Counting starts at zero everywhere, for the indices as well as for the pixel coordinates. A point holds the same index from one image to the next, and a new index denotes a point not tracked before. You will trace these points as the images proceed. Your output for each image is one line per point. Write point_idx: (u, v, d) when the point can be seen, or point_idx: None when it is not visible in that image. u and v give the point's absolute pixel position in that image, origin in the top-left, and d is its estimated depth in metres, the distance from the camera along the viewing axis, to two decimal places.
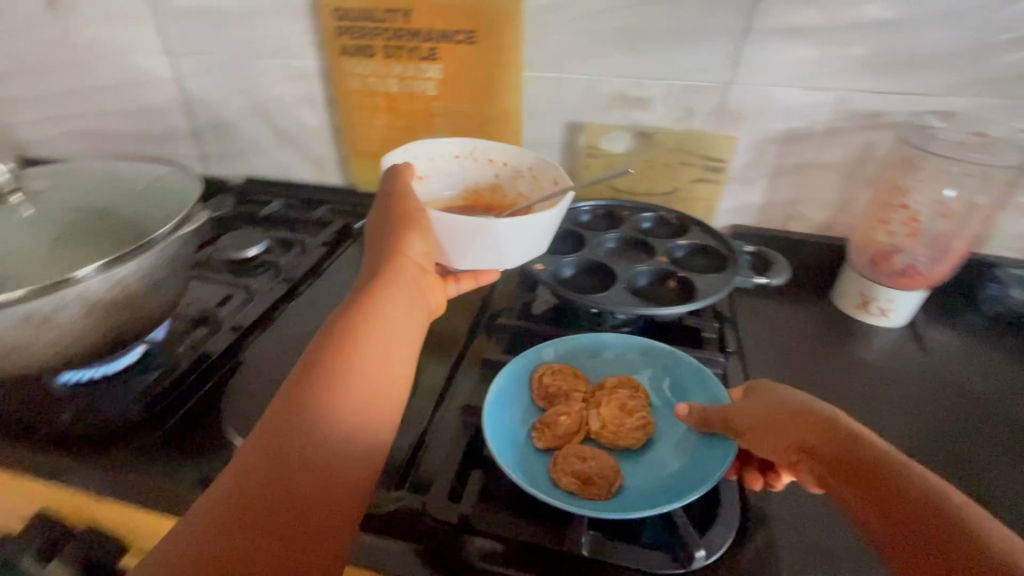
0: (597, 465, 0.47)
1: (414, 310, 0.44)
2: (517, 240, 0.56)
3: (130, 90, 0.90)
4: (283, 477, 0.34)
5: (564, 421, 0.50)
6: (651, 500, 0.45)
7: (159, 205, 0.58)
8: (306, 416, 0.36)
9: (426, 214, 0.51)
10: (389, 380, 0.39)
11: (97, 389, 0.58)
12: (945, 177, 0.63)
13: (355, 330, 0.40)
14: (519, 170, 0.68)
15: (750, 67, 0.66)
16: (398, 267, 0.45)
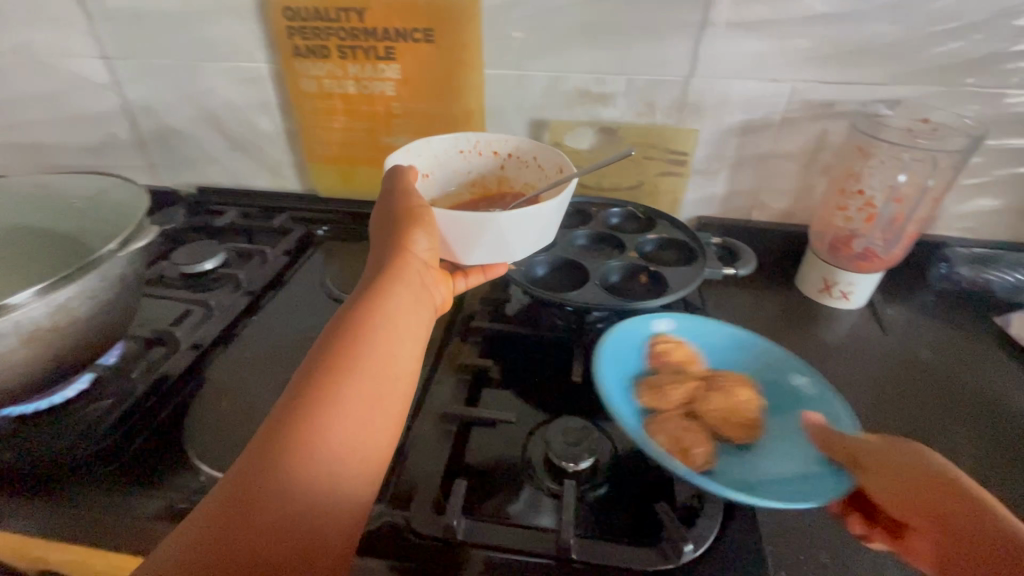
0: (695, 436, 0.48)
1: (415, 325, 0.44)
2: (523, 230, 0.56)
3: (64, 98, 0.84)
4: (279, 492, 0.33)
5: (673, 393, 0.51)
6: (741, 483, 0.45)
7: (102, 221, 0.54)
8: (308, 423, 0.35)
9: (432, 223, 0.51)
10: (395, 375, 0.40)
11: (44, 422, 0.54)
12: (898, 163, 0.65)
13: (359, 341, 0.40)
14: (524, 159, 0.67)
15: (708, 61, 0.67)
16: (400, 278, 0.45)
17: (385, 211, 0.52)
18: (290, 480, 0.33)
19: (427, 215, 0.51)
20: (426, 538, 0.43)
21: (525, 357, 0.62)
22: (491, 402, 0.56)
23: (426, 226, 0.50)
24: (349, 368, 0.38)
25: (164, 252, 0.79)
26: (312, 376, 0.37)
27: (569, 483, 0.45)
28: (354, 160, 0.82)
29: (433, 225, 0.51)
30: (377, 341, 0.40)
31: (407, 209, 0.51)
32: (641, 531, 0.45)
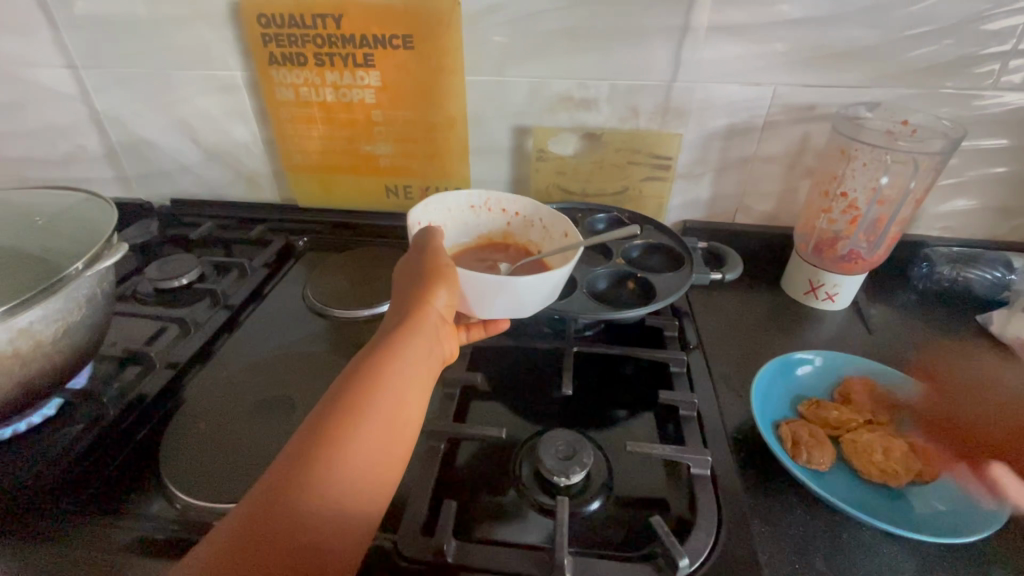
0: (817, 445, 0.50)
1: (421, 390, 0.42)
2: (533, 294, 0.52)
3: (29, 109, 0.81)
4: (284, 531, 0.33)
5: (835, 414, 0.53)
6: (842, 496, 0.47)
7: (69, 239, 0.52)
8: (297, 498, 0.34)
9: (452, 276, 0.49)
10: (406, 424, 0.40)
11: (9, 451, 0.51)
12: (882, 167, 0.65)
13: (361, 410, 0.38)
14: (534, 221, 0.63)
15: (691, 66, 0.66)
16: (409, 337, 0.43)
17: (411, 255, 0.51)
18: (277, 543, 0.33)
19: (447, 268, 0.49)
20: (415, 562, 0.41)
21: (513, 367, 0.61)
22: (479, 416, 0.55)
23: (444, 281, 0.47)
24: (352, 424, 0.37)
25: (137, 266, 0.77)
26: (308, 444, 0.36)
27: (563, 500, 0.44)
28: (334, 169, 0.80)
29: (452, 278, 0.48)
30: (380, 411, 0.38)
31: (429, 257, 0.49)
32: (636, 545, 0.44)
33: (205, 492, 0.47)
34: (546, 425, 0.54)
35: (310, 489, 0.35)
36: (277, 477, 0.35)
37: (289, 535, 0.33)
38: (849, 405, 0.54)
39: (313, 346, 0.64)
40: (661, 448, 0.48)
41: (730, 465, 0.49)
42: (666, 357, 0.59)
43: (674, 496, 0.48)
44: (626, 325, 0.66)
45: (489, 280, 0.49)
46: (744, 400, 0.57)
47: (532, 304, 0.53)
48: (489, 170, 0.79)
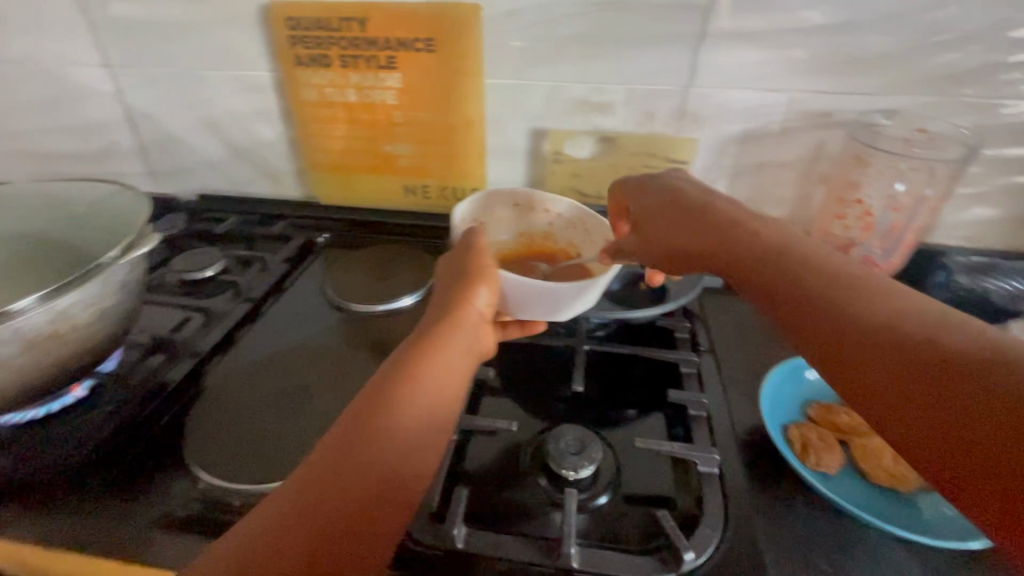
0: (824, 448, 0.50)
1: (456, 386, 0.43)
2: (571, 302, 0.52)
3: (66, 106, 0.84)
4: (325, 512, 0.36)
5: (845, 417, 0.53)
6: (848, 499, 0.48)
7: (104, 228, 0.54)
8: (338, 482, 0.36)
9: (492, 275, 0.48)
10: (440, 417, 0.41)
11: (42, 430, 0.53)
12: (897, 173, 0.67)
13: (394, 401, 0.39)
14: (574, 222, 0.63)
15: (706, 71, 0.67)
16: (446, 334, 0.44)
17: (452, 250, 0.51)
18: (318, 523, 0.35)
19: (489, 265, 0.48)
20: (424, 547, 0.42)
21: (525, 364, 0.62)
22: (490, 410, 0.57)
23: (485, 279, 0.47)
24: (390, 415, 0.39)
25: (164, 258, 0.80)
26: (347, 432, 0.38)
27: (570, 492, 0.45)
28: (355, 168, 0.82)
29: (493, 276, 0.48)
30: (413, 404, 0.40)
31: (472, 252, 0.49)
32: (640, 539, 0.45)
33: (225, 474, 0.49)
34: (556, 421, 0.55)
35: (347, 473, 0.37)
36: (322, 462, 0.37)
37: (326, 515, 0.35)
38: None
39: (330, 339, 0.66)
40: (668, 446, 0.49)
41: (737, 465, 0.50)
42: (676, 358, 0.59)
43: (680, 494, 0.48)
44: (636, 326, 0.67)
45: (531, 287, 0.49)
46: (754, 402, 0.57)
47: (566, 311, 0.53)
48: (506, 171, 0.80)
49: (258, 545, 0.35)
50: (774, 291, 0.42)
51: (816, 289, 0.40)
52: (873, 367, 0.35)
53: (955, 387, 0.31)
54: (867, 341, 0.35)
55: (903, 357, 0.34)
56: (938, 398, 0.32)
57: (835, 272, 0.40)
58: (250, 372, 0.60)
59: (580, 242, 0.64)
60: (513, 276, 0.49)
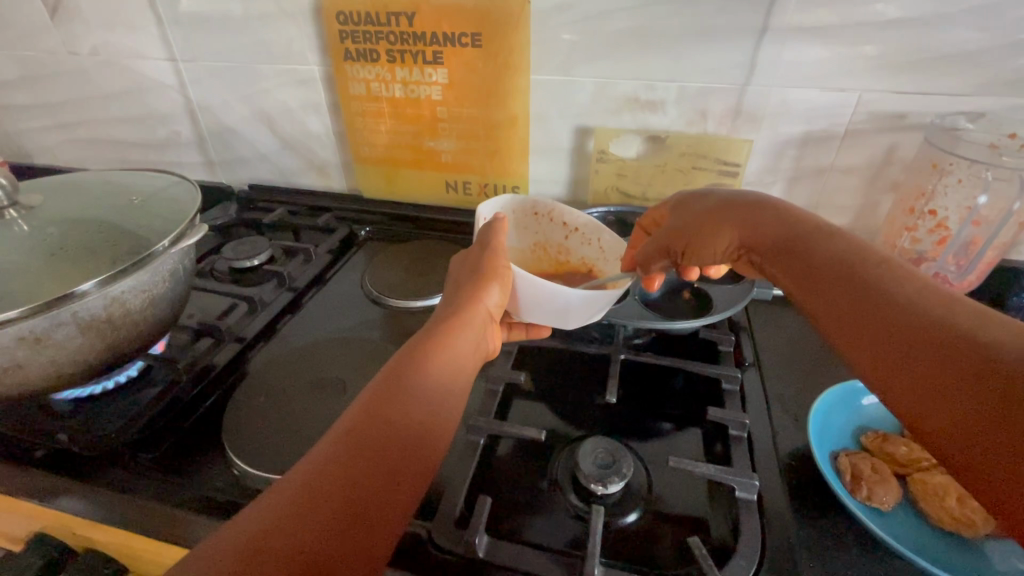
0: (879, 482, 0.46)
1: (464, 380, 0.45)
2: (576, 308, 0.50)
3: (134, 98, 0.89)
4: (337, 491, 0.34)
5: (904, 450, 0.48)
6: (905, 543, 0.44)
7: (160, 217, 0.57)
8: (349, 462, 0.36)
9: (505, 276, 0.50)
10: (447, 404, 0.42)
11: (97, 405, 0.56)
12: (979, 184, 0.60)
13: (407, 386, 0.41)
14: (592, 241, 0.61)
15: (768, 68, 0.63)
16: (458, 328, 0.46)
17: (461, 259, 0.54)
18: (331, 499, 0.34)
19: (502, 265, 0.50)
20: (445, 552, 0.42)
21: (558, 369, 0.60)
22: (520, 415, 0.56)
23: (497, 280, 0.49)
24: (399, 397, 0.40)
25: (216, 245, 0.83)
26: (360, 417, 0.38)
27: (597, 508, 0.43)
28: (399, 163, 0.83)
29: (506, 277, 0.50)
30: (424, 390, 0.41)
31: (485, 254, 0.51)
32: (669, 564, 0.43)
33: (257, 462, 0.50)
34: (586, 431, 0.54)
35: (358, 458, 0.36)
36: (335, 447, 0.36)
37: (340, 499, 0.34)
38: None
39: (366, 332, 0.67)
40: (704, 467, 0.46)
41: (779, 491, 0.47)
42: (718, 373, 0.56)
43: (716, 518, 0.46)
44: (677, 336, 0.64)
45: (539, 286, 0.49)
46: (800, 423, 0.54)
47: (572, 317, 0.51)
48: (548, 169, 0.79)
49: (259, 532, 0.32)
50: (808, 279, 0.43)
51: (839, 277, 0.41)
52: (891, 345, 0.35)
53: (971, 368, 0.30)
54: (886, 324, 0.36)
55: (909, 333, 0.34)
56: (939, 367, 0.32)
57: (860, 261, 0.41)
58: (289, 361, 0.62)
59: (595, 262, 0.61)
60: (526, 272, 0.50)
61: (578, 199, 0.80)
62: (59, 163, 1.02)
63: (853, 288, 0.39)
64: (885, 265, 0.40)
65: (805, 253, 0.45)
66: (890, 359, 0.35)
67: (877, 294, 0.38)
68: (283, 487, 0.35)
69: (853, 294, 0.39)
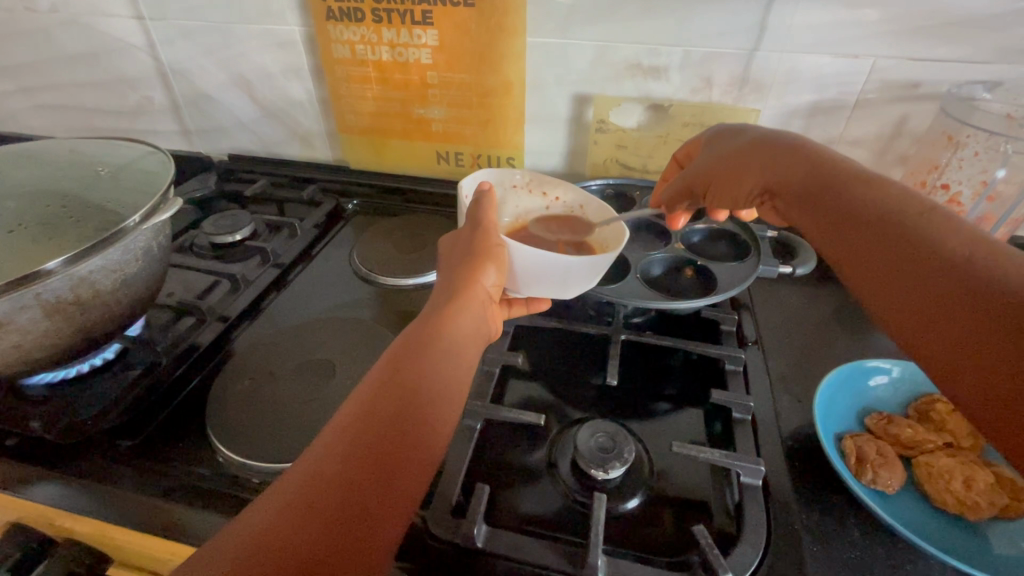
0: (886, 465, 0.45)
1: (465, 366, 0.42)
2: (579, 274, 0.49)
3: (101, 61, 0.83)
4: (336, 492, 0.32)
5: (909, 432, 0.48)
6: (908, 527, 0.43)
7: (130, 190, 0.53)
8: (348, 459, 0.34)
9: (499, 254, 0.47)
10: (449, 393, 0.40)
11: (71, 391, 0.53)
12: (996, 157, 0.58)
13: (410, 376, 0.38)
14: (574, 209, 0.60)
15: (779, 32, 0.59)
16: (456, 312, 0.43)
17: (450, 240, 0.51)
18: (328, 500, 0.32)
19: (496, 245, 0.47)
20: (442, 542, 0.41)
21: (557, 350, 0.59)
22: (516, 397, 0.54)
23: (491, 259, 0.46)
24: (395, 389, 0.37)
25: (196, 219, 0.78)
26: (360, 411, 0.36)
27: (598, 496, 0.42)
28: (387, 133, 0.79)
29: (500, 256, 0.47)
30: (427, 379, 0.39)
31: (476, 233, 0.48)
32: (671, 552, 0.42)
33: (243, 449, 0.48)
34: (584, 413, 0.52)
35: (359, 454, 0.34)
36: (330, 447, 0.34)
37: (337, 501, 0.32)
38: (927, 423, 0.49)
39: (355, 311, 0.64)
40: (708, 453, 0.45)
41: (783, 476, 0.46)
42: (721, 354, 0.54)
43: (719, 504, 0.45)
44: (678, 315, 0.62)
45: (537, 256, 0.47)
46: (804, 405, 0.52)
47: (573, 286, 0.50)
48: (544, 140, 0.75)
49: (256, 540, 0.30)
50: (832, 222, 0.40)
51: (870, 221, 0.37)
52: (919, 297, 0.33)
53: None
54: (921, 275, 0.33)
55: (939, 290, 0.32)
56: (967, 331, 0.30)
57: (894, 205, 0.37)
58: (275, 341, 0.59)
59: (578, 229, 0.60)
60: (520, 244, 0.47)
61: (576, 170, 0.77)
62: (24, 131, 0.96)
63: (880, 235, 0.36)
64: (933, 207, 0.36)
65: (832, 196, 0.41)
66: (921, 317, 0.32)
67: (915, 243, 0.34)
68: (279, 490, 0.33)
69: (889, 246, 0.36)
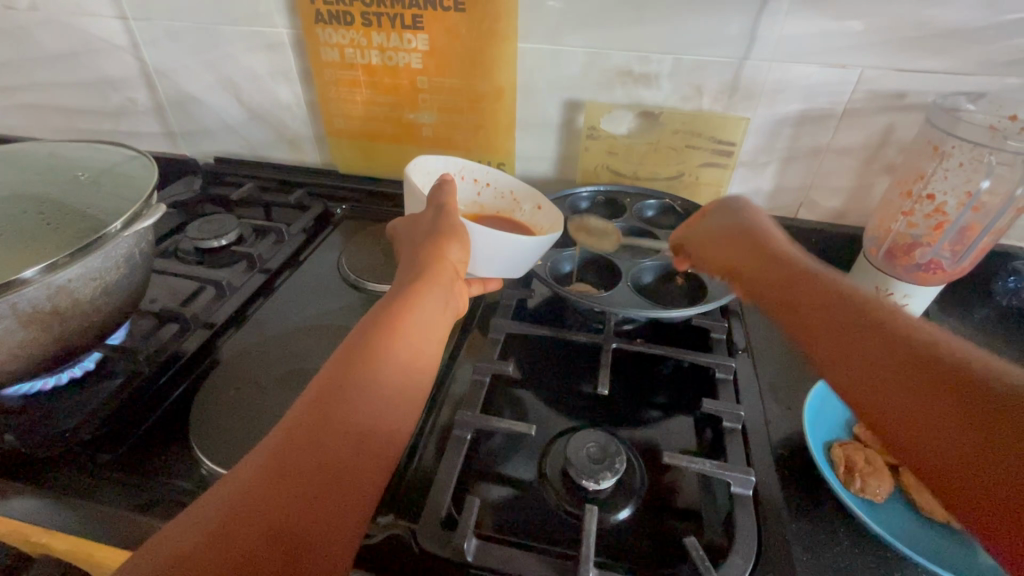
0: (875, 472, 0.46)
1: (436, 338, 0.44)
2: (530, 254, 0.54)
3: (82, 61, 0.81)
4: (309, 459, 0.33)
5: None
6: (898, 535, 0.43)
7: (113, 196, 0.52)
8: (318, 430, 0.35)
9: (460, 231, 0.50)
10: (419, 364, 0.42)
11: (49, 402, 0.52)
12: (981, 168, 0.58)
13: (377, 351, 0.40)
14: (503, 194, 0.66)
15: (768, 42, 0.60)
16: (424, 285, 0.45)
17: (406, 228, 0.54)
18: (301, 467, 0.33)
19: (456, 223, 0.50)
20: (433, 556, 0.40)
21: (547, 358, 0.58)
22: (506, 406, 0.53)
23: (456, 237, 0.49)
24: (366, 359, 0.39)
25: (180, 222, 0.77)
26: (326, 387, 0.37)
27: (590, 508, 0.41)
28: (376, 137, 0.78)
29: (461, 235, 0.50)
30: (393, 354, 0.40)
31: (439, 217, 0.51)
32: (662, 563, 0.42)
33: (228, 461, 0.47)
34: (575, 421, 0.52)
35: (326, 422, 0.35)
36: (300, 420, 0.35)
37: (312, 469, 0.33)
38: None
39: (343, 318, 0.63)
40: (699, 463, 0.44)
41: (773, 484, 0.46)
42: (713, 363, 0.54)
43: (710, 515, 0.45)
44: (669, 324, 0.62)
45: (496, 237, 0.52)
46: (794, 414, 0.53)
47: (522, 266, 0.56)
48: (535, 146, 0.75)
49: (231, 510, 0.31)
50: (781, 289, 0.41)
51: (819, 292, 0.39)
52: (867, 356, 0.33)
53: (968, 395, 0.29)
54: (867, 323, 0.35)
55: (890, 339, 0.33)
56: (917, 373, 0.31)
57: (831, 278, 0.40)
58: (263, 349, 0.58)
59: (508, 212, 0.66)
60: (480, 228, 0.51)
61: (566, 177, 0.77)
62: (3, 131, 0.94)
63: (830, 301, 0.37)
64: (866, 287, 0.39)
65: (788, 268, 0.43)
66: (869, 356, 0.33)
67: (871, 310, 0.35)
68: (251, 460, 0.34)
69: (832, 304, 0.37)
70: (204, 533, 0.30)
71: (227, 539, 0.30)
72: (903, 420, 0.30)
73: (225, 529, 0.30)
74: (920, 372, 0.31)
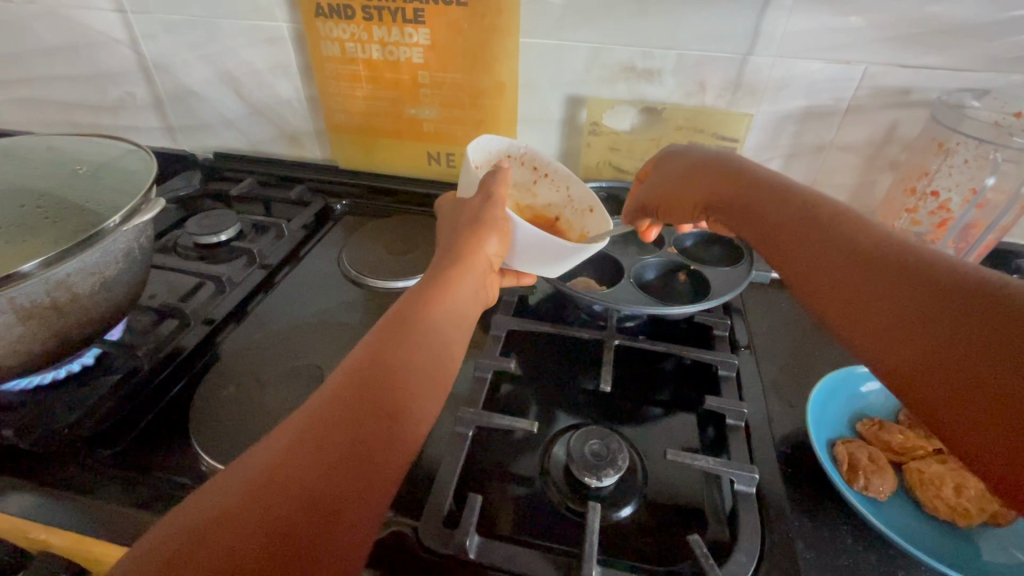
0: (876, 470, 0.45)
1: (464, 328, 0.44)
2: (569, 257, 0.50)
3: (80, 54, 0.81)
4: (345, 438, 0.33)
5: (899, 438, 0.48)
6: (900, 534, 0.43)
7: (111, 190, 0.51)
8: (352, 410, 0.34)
9: (505, 226, 0.48)
10: (449, 349, 0.41)
11: (46, 397, 0.52)
12: (985, 165, 0.57)
13: (408, 332, 0.39)
14: (559, 188, 0.60)
15: (772, 38, 0.60)
16: (459, 275, 0.45)
17: (453, 210, 0.53)
18: (337, 440, 0.33)
19: (501, 215, 0.48)
20: (436, 555, 0.40)
21: (548, 355, 0.58)
22: (508, 403, 0.53)
23: (495, 228, 0.47)
24: (400, 342, 0.38)
25: (179, 218, 0.77)
26: (358, 365, 0.37)
27: (592, 504, 0.41)
28: (377, 132, 0.77)
29: (505, 228, 0.48)
30: (423, 335, 0.40)
31: (483, 205, 0.49)
32: (664, 561, 0.41)
33: (228, 457, 0.47)
34: (577, 418, 0.52)
35: (359, 401, 0.35)
36: (336, 397, 0.35)
37: (344, 445, 0.32)
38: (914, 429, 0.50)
39: (344, 314, 0.63)
40: (702, 460, 0.44)
41: (775, 482, 0.46)
42: (714, 360, 0.54)
43: (713, 513, 0.44)
44: (671, 321, 0.62)
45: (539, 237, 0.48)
46: (797, 411, 0.52)
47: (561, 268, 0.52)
48: (537, 142, 0.74)
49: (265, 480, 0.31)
50: (776, 231, 0.41)
51: (827, 230, 0.38)
52: (867, 295, 0.33)
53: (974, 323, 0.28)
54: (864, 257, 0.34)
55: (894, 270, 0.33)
56: (922, 304, 0.30)
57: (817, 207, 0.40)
58: (263, 345, 0.58)
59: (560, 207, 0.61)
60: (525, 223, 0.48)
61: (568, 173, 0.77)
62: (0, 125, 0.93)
63: (851, 244, 0.36)
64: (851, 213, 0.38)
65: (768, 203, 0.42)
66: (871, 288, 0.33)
67: (863, 241, 0.35)
68: (284, 433, 0.33)
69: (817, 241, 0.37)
70: (237, 500, 0.30)
71: (261, 508, 0.30)
72: (906, 356, 0.30)
73: (259, 498, 0.30)
74: (923, 305, 0.30)
